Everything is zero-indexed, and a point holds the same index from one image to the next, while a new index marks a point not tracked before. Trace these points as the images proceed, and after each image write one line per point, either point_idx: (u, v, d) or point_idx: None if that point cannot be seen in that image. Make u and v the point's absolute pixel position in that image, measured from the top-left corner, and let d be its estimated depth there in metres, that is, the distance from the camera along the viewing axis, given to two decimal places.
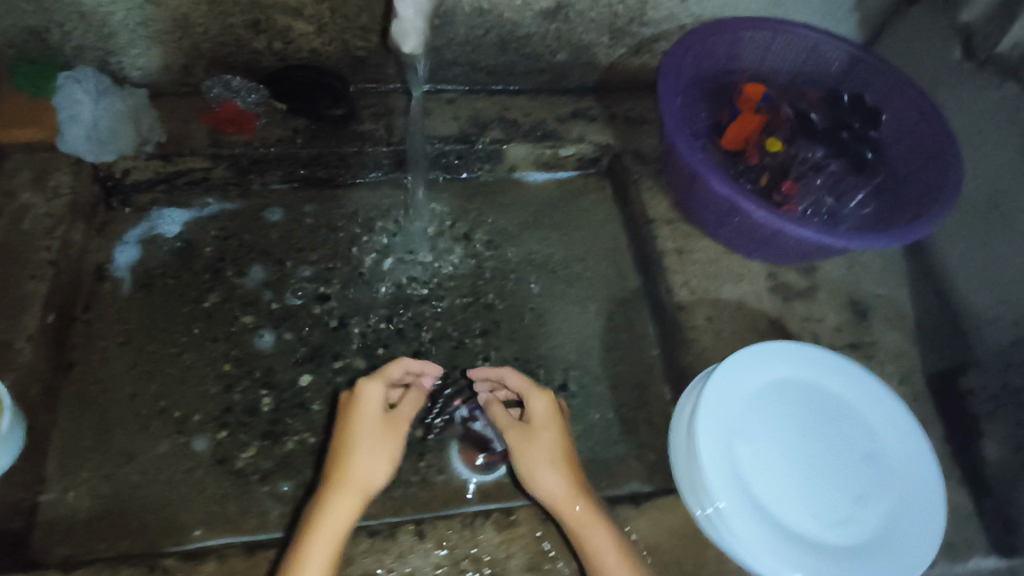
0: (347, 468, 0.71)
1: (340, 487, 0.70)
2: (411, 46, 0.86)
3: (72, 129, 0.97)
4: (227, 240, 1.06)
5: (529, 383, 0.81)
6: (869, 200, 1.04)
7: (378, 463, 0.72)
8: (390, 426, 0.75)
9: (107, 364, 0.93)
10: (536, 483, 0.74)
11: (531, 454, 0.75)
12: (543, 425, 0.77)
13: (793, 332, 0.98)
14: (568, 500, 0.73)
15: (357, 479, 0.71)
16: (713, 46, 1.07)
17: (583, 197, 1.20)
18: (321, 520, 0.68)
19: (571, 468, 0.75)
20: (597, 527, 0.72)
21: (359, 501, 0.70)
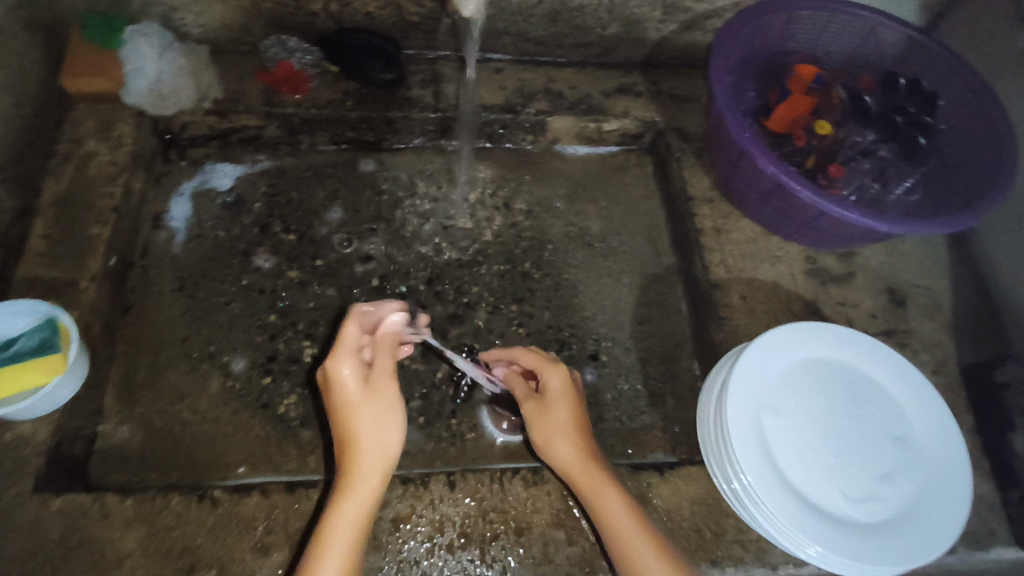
0: (357, 453, 0.63)
1: (352, 475, 0.63)
2: (471, 10, 0.85)
3: (136, 82, 1.02)
4: (276, 197, 1.10)
5: (540, 357, 0.78)
6: (918, 188, 1.02)
7: (386, 436, 0.64)
8: (374, 393, 0.65)
9: (161, 308, 0.98)
10: (551, 455, 0.74)
11: (544, 426, 0.75)
12: (558, 399, 0.75)
13: (827, 317, 0.99)
14: (585, 468, 0.72)
15: (369, 461, 0.63)
16: (767, 24, 1.06)
17: (623, 172, 1.20)
18: (338, 510, 0.62)
19: (587, 438, 0.74)
20: (608, 496, 0.70)
21: (376, 477, 0.63)
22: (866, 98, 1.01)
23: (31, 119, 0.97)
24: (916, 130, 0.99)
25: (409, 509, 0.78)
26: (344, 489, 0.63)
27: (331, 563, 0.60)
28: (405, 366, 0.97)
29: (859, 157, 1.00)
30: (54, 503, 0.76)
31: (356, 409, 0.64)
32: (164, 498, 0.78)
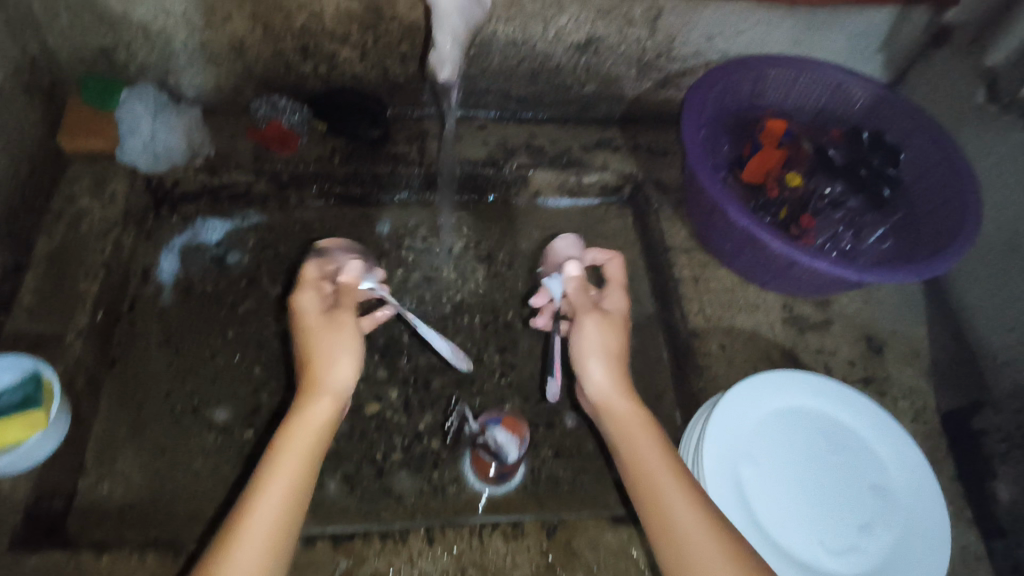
0: (318, 373, 0.67)
1: (308, 393, 0.66)
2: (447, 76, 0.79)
3: (131, 141, 1.06)
4: (264, 251, 1.13)
5: (623, 279, 0.80)
6: (889, 235, 1.07)
7: (347, 361, 0.68)
8: (330, 321, 0.69)
9: (146, 362, 0.99)
10: (584, 376, 0.73)
11: (603, 340, 0.73)
12: (620, 321, 0.76)
13: (806, 364, 1.00)
14: (622, 400, 0.71)
15: (324, 387, 0.66)
16: (737, 82, 1.12)
17: (604, 223, 1.22)
18: (289, 433, 0.63)
19: (625, 371, 0.73)
20: (644, 436, 0.68)
21: (327, 403, 0.66)
22: (830, 153, 1.06)
23: (27, 178, 1.00)
24: (881, 183, 1.04)
25: (388, 565, 0.78)
26: (301, 407, 0.65)
27: (286, 473, 0.61)
28: (387, 418, 0.97)
29: (829, 209, 1.04)
30: (29, 561, 0.75)
31: (315, 332, 0.68)
32: (140, 556, 0.77)
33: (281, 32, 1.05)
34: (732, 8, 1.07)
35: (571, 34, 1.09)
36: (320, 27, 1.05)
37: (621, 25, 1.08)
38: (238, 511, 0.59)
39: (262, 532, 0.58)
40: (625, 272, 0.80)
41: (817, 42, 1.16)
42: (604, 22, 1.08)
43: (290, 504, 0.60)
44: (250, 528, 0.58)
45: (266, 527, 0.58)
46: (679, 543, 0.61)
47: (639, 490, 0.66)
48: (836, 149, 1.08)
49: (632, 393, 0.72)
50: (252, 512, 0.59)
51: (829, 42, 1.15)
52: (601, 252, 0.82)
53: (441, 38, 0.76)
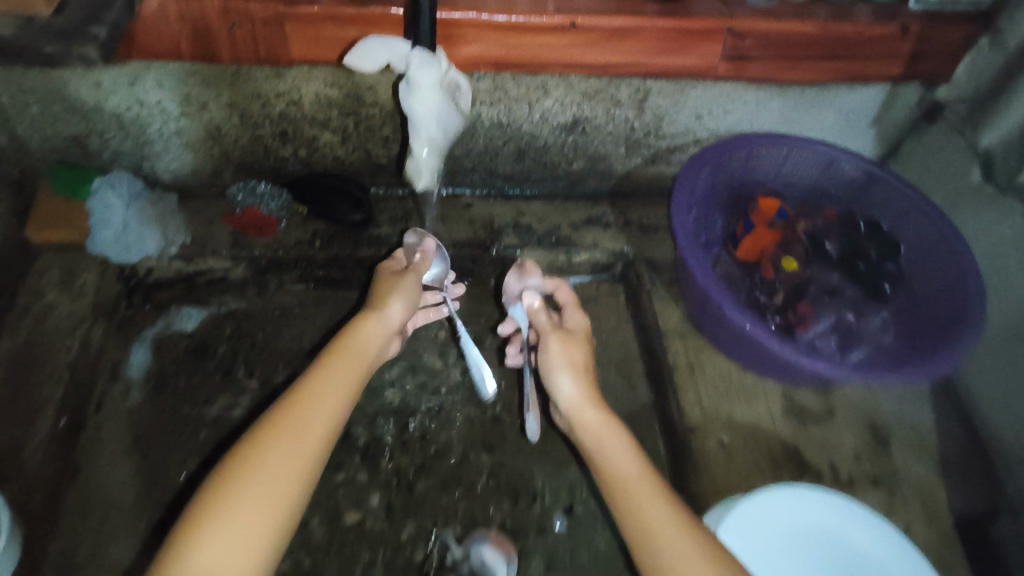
0: (379, 302, 0.81)
1: (374, 313, 0.79)
2: (424, 183, 0.79)
3: (103, 232, 1.02)
4: (240, 340, 1.07)
5: (575, 302, 0.91)
6: (891, 327, 1.01)
7: (401, 302, 0.83)
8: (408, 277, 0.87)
9: (111, 471, 0.93)
10: (554, 392, 0.80)
11: (564, 355, 0.82)
12: (579, 338, 0.85)
13: (810, 462, 0.94)
14: (588, 407, 0.77)
15: (384, 312, 0.80)
16: (727, 161, 1.09)
17: (594, 302, 1.18)
18: (353, 334, 0.75)
19: (592, 381, 0.81)
20: (611, 428, 0.75)
21: (383, 330, 0.79)
22: (826, 244, 1.05)
23: None
24: (881, 275, 1.02)
25: None
26: (361, 321, 0.77)
27: (346, 356, 0.72)
28: (368, 527, 0.92)
29: (825, 296, 1.02)
30: None
31: (395, 280, 0.86)
32: None
33: (260, 118, 1.02)
34: (720, 88, 1.06)
35: (557, 116, 1.07)
36: (299, 113, 1.02)
37: (608, 106, 1.06)
38: (304, 379, 0.69)
39: (323, 396, 0.67)
40: (574, 296, 0.93)
41: (808, 120, 1.14)
42: (591, 104, 1.06)
43: (348, 387, 0.70)
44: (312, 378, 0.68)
45: (329, 393, 0.67)
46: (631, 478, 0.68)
47: (600, 443, 0.73)
48: (833, 241, 1.07)
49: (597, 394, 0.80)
50: (320, 379, 0.68)
51: (820, 119, 1.14)
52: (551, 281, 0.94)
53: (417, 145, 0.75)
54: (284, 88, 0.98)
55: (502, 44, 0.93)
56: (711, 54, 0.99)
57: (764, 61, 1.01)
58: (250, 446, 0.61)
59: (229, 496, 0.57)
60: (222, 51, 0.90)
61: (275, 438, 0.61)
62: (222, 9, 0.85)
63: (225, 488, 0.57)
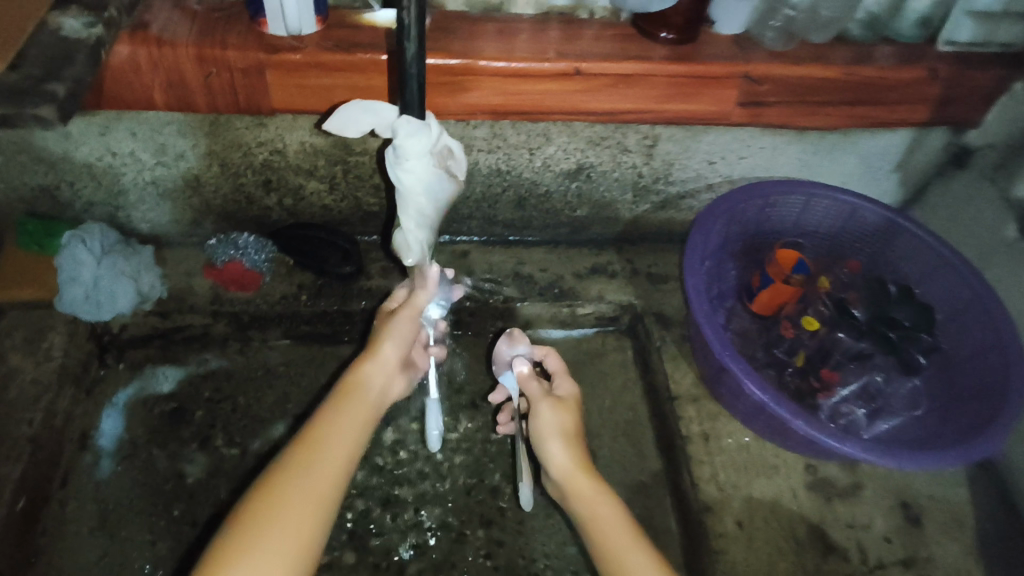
0: (380, 345, 0.75)
1: (373, 358, 0.74)
2: (414, 260, 0.76)
3: (71, 290, 0.94)
4: (220, 403, 1.00)
5: (565, 367, 0.87)
6: (922, 399, 0.94)
7: (402, 345, 0.76)
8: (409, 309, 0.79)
9: (75, 555, 0.86)
10: (545, 458, 0.76)
11: (553, 422, 0.78)
12: (570, 403, 0.82)
13: (838, 545, 0.86)
14: (581, 476, 0.74)
15: (383, 355, 0.74)
16: (744, 211, 1.02)
17: (599, 359, 1.10)
18: (353, 386, 0.71)
19: (583, 448, 0.77)
20: (604, 501, 0.71)
21: (384, 376, 0.73)
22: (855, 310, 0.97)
23: None
24: (915, 347, 0.91)
25: None
26: (365, 368, 0.72)
27: (346, 413, 0.67)
28: None
29: (851, 362, 0.94)
30: None
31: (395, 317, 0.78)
32: None
33: (241, 168, 0.96)
34: (734, 134, 0.99)
35: (560, 162, 1.00)
36: (284, 162, 0.96)
37: (614, 152, 0.99)
38: (306, 431, 0.65)
39: (327, 457, 0.62)
40: (564, 363, 0.89)
41: (828, 165, 1.07)
42: (596, 150, 0.99)
43: (352, 445, 0.65)
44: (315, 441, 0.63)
45: (331, 452, 0.63)
46: (629, 555, 0.66)
47: (594, 515, 0.70)
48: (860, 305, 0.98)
49: (589, 459, 0.77)
50: (321, 439, 0.64)
51: (840, 165, 1.07)
52: (541, 349, 0.91)
53: (405, 217, 0.72)
54: (266, 137, 0.92)
55: (500, 91, 0.86)
56: (726, 100, 0.91)
57: (782, 106, 0.93)
58: (245, 522, 0.56)
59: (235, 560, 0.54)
60: (199, 100, 0.83)
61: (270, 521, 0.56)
62: (196, 57, 0.79)
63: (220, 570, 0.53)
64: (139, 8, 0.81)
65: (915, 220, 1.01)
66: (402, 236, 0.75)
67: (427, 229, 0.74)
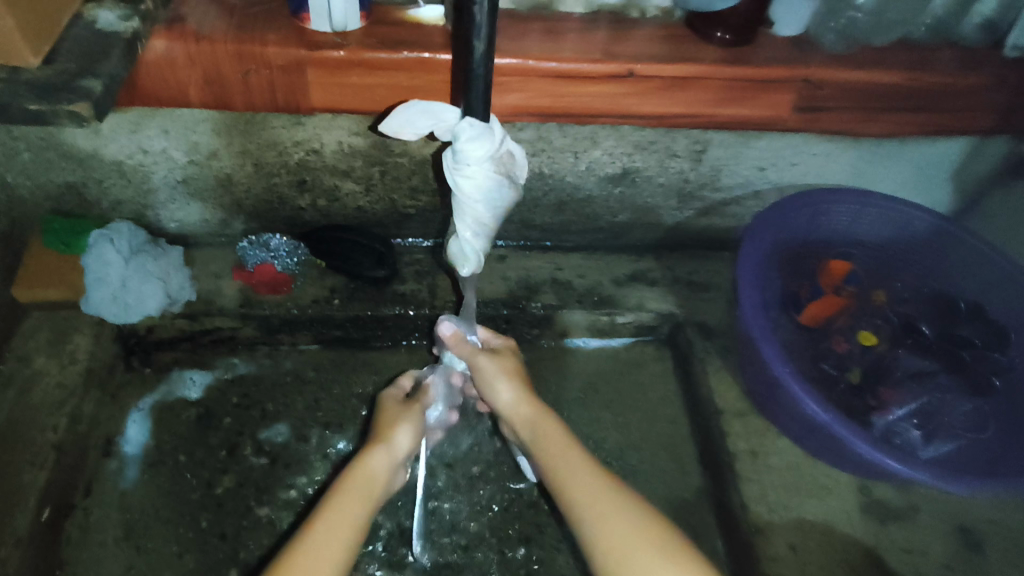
0: (384, 434, 0.80)
1: (379, 441, 0.78)
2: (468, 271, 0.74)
3: (100, 291, 0.92)
4: (248, 410, 0.97)
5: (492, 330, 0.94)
6: (988, 421, 0.89)
7: (408, 431, 0.81)
8: (411, 403, 0.85)
9: (100, 566, 0.82)
10: (494, 399, 0.83)
11: (490, 368, 0.84)
12: (503, 352, 0.89)
13: (895, 572, 0.83)
14: (525, 408, 0.81)
15: (388, 440, 0.79)
16: (796, 220, 0.98)
17: (638, 370, 1.07)
18: (358, 467, 0.74)
19: (524, 384, 0.84)
20: (550, 426, 0.78)
21: (390, 460, 0.77)
22: (924, 328, 0.95)
23: None
24: (987, 368, 0.91)
25: None
26: (365, 455, 0.75)
27: (354, 495, 0.70)
28: None
29: (909, 380, 0.91)
30: None
31: (401, 410, 0.84)
32: None
33: (276, 167, 0.93)
34: (788, 139, 0.95)
35: (605, 166, 0.97)
36: (320, 162, 0.92)
37: (661, 157, 0.96)
38: (318, 512, 0.67)
39: (327, 543, 0.63)
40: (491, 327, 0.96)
41: (884, 173, 1.03)
42: (643, 155, 0.95)
43: (358, 524, 0.67)
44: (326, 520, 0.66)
45: (339, 528, 0.65)
46: (562, 456, 0.73)
47: (535, 433, 0.78)
48: (925, 322, 0.97)
49: (532, 392, 0.84)
50: (332, 516, 0.66)
51: (896, 173, 1.03)
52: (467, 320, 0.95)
53: (461, 224, 0.69)
54: (303, 137, 0.88)
55: (549, 93, 0.82)
56: (783, 104, 0.87)
57: (841, 112, 0.89)
58: None
59: None
60: (236, 98, 0.80)
61: None
62: (235, 54, 0.75)
63: None
64: (175, 1, 0.78)
65: (967, 229, 0.97)
66: (457, 244, 0.72)
67: (484, 238, 0.71)
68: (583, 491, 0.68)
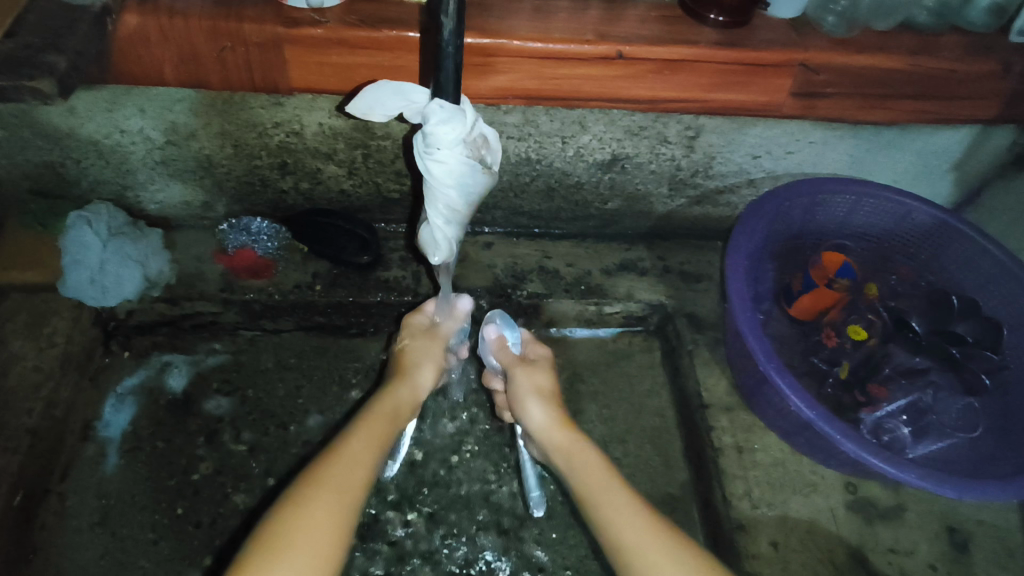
0: (408, 370, 0.81)
1: (403, 377, 0.80)
2: (441, 257, 0.71)
3: (77, 273, 0.91)
4: (229, 397, 0.95)
5: (532, 337, 0.92)
6: (979, 420, 0.87)
7: (430, 371, 0.83)
8: (436, 343, 0.86)
9: (74, 552, 0.82)
10: (524, 418, 0.80)
11: (525, 385, 0.82)
12: (540, 367, 0.86)
13: (879, 572, 0.81)
14: (557, 433, 0.77)
15: (411, 376, 0.80)
16: (791, 209, 0.94)
17: (625, 361, 1.05)
18: (383, 400, 0.76)
19: (558, 407, 0.81)
20: (585, 454, 0.74)
21: (411, 396, 0.79)
22: (914, 324, 0.91)
23: None
24: (978, 366, 0.88)
25: None
26: (391, 390, 0.77)
27: (378, 423, 0.72)
28: None
29: (899, 377, 0.90)
30: None
31: (423, 348, 0.84)
32: None
33: (257, 149, 0.90)
34: (784, 127, 0.92)
35: (594, 152, 0.94)
36: (301, 144, 0.90)
37: (652, 143, 0.93)
38: (344, 437, 0.68)
39: (356, 465, 0.65)
40: (533, 334, 0.94)
41: (882, 164, 1.00)
42: (634, 141, 0.92)
43: (380, 448, 0.69)
44: (351, 445, 0.67)
45: (364, 452, 0.67)
46: (601, 490, 0.69)
47: (572, 463, 0.74)
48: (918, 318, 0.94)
49: (566, 416, 0.81)
50: (357, 442, 0.68)
51: (895, 164, 1.00)
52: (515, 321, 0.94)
53: (432, 210, 0.67)
54: (283, 118, 0.86)
55: (535, 74, 0.79)
56: (780, 90, 0.84)
57: (840, 98, 0.86)
58: (292, 506, 0.59)
59: (277, 543, 0.56)
60: (212, 77, 0.77)
61: (318, 506, 0.59)
62: (209, 30, 0.72)
63: (264, 550, 0.55)
64: None
65: (967, 219, 0.94)
66: (429, 230, 0.70)
67: (456, 224, 0.69)
68: (628, 533, 0.63)
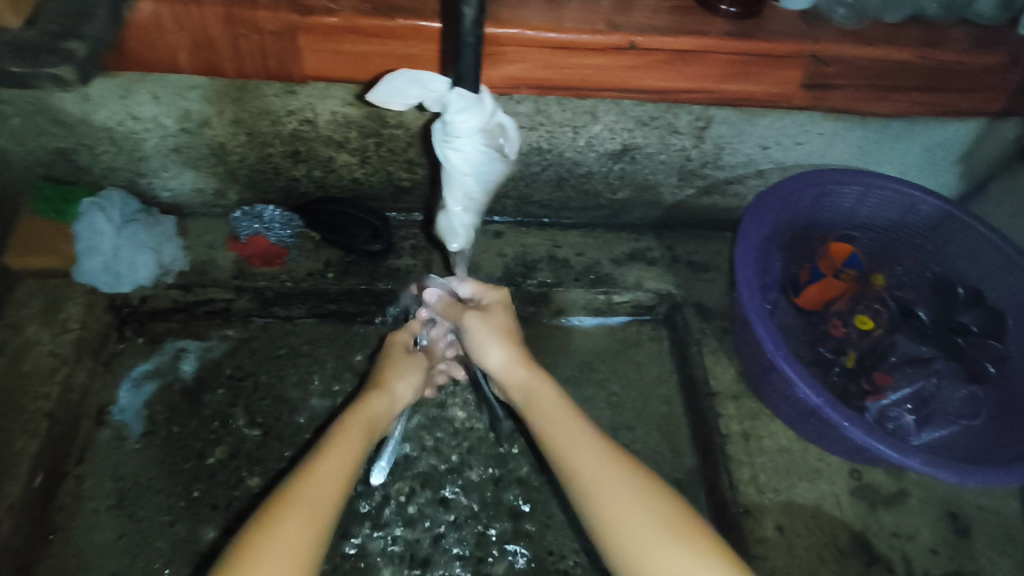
0: (386, 380, 0.82)
1: (381, 387, 0.80)
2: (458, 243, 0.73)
3: (91, 260, 0.91)
4: (242, 382, 0.97)
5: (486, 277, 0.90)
6: (982, 408, 0.89)
7: (408, 381, 0.83)
8: (414, 355, 0.87)
9: (92, 532, 0.83)
10: (484, 360, 0.81)
11: (482, 329, 0.82)
12: (495, 308, 0.86)
13: (882, 557, 0.83)
14: (518, 369, 0.79)
15: (388, 385, 0.81)
16: (798, 200, 0.95)
17: (633, 350, 1.06)
18: (359, 409, 0.76)
19: (518, 343, 0.82)
20: (545, 391, 0.76)
21: (388, 405, 0.79)
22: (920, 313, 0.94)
23: None
24: (983, 355, 0.91)
25: None
26: (367, 399, 0.78)
27: (354, 432, 0.72)
28: None
29: (906, 364, 0.92)
30: None
31: (400, 356, 0.85)
32: None
33: (269, 137, 0.91)
34: (793, 118, 0.93)
35: (605, 142, 0.95)
36: (314, 132, 0.91)
37: (663, 133, 0.94)
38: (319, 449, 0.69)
39: (330, 477, 0.66)
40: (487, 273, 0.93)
41: (889, 157, 1.01)
42: (644, 131, 0.93)
43: (356, 457, 0.70)
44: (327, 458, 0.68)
45: (339, 463, 0.67)
46: (560, 428, 0.71)
47: (531, 400, 0.76)
48: (923, 308, 0.96)
49: (524, 352, 0.82)
50: (333, 454, 0.68)
51: (902, 156, 1.01)
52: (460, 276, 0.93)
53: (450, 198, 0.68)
54: (296, 106, 0.86)
55: (547, 64, 0.80)
56: (789, 81, 0.84)
57: (849, 90, 0.86)
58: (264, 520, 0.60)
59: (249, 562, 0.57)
60: (226, 64, 0.78)
61: (291, 522, 0.60)
62: (224, 19, 0.73)
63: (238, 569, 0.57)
64: None
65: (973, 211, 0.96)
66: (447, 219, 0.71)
67: (473, 211, 0.70)
68: (586, 467, 0.67)
